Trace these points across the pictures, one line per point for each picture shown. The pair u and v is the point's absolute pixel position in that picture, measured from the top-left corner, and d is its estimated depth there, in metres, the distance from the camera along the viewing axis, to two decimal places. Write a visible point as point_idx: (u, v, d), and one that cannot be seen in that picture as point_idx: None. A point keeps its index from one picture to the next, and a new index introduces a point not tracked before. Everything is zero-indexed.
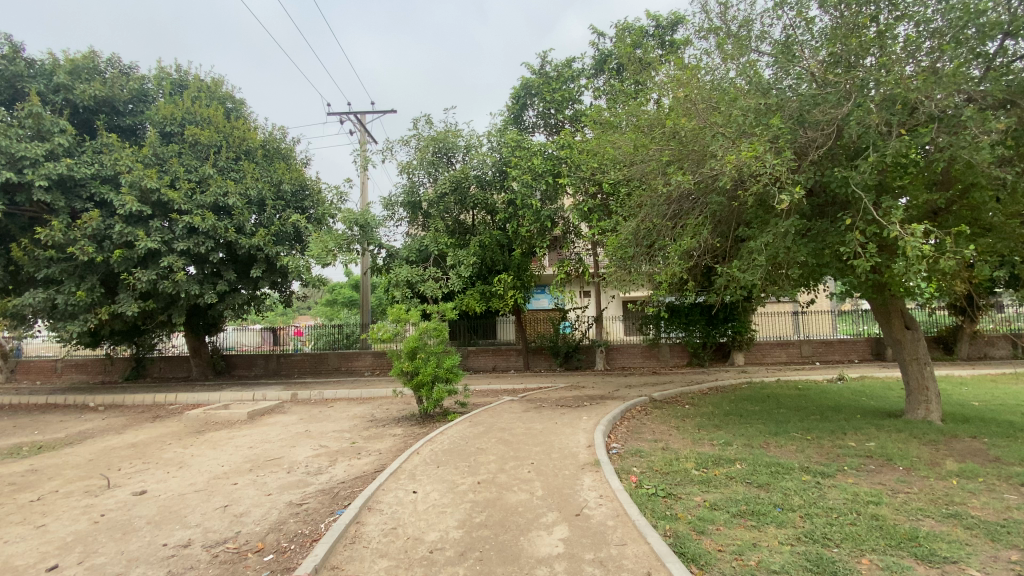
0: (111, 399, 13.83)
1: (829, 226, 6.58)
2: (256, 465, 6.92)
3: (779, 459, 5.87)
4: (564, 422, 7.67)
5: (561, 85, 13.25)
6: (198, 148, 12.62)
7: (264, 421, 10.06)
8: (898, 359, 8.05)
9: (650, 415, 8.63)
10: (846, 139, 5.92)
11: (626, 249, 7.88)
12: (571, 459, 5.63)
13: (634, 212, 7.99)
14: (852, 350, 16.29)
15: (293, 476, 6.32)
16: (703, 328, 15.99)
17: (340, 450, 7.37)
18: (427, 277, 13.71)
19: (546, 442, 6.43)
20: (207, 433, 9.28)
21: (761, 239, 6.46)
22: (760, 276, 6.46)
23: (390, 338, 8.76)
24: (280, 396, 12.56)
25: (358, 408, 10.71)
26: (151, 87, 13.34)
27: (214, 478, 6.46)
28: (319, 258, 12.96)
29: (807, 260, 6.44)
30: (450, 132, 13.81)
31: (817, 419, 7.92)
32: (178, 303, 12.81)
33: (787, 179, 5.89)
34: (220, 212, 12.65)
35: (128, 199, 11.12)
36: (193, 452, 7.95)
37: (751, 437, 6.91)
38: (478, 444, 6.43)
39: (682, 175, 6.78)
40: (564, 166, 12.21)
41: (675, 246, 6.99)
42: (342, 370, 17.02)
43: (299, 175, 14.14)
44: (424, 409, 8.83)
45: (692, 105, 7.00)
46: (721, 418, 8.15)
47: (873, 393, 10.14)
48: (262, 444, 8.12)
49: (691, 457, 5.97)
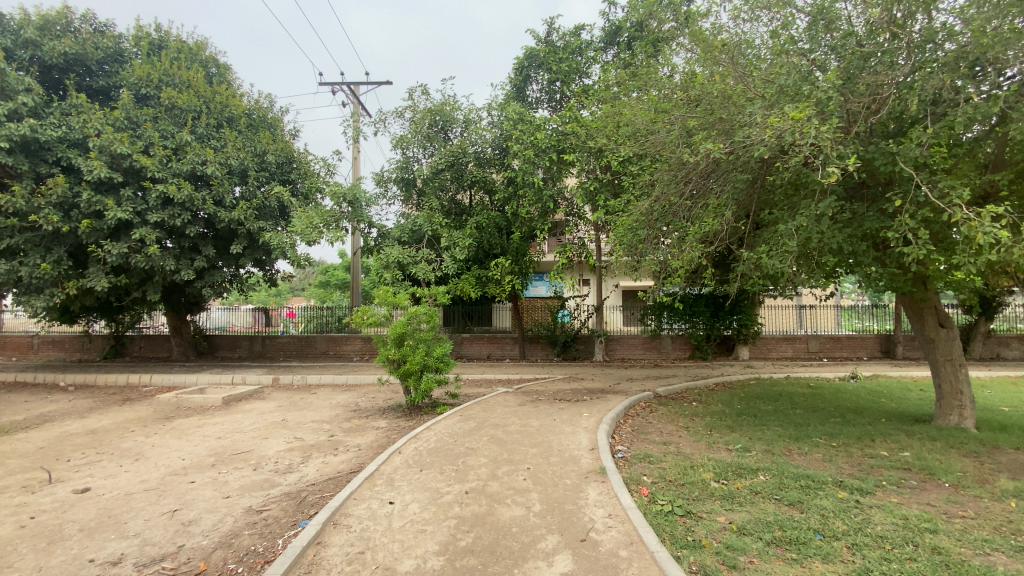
0: (81, 379, 13.05)
1: (867, 211, 5.93)
2: (220, 460, 6.20)
3: (807, 470, 5.20)
4: (562, 420, 6.96)
5: (569, 56, 12.43)
6: (175, 113, 11.75)
7: (240, 408, 9.34)
8: (929, 359, 7.37)
9: (655, 412, 7.96)
10: (904, 106, 5.25)
11: (637, 232, 7.09)
12: (573, 466, 4.92)
13: (648, 190, 7.23)
14: (861, 346, 15.67)
15: (259, 475, 5.60)
16: (708, 320, 15.27)
17: (316, 445, 6.66)
18: (420, 259, 12.89)
19: (545, 442, 5.73)
20: (176, 420, 8.54)
21: (792, 222, 5.79)
22: (790, 264, 5.74)
23: (377, 323, 8.01)
24: (260, 381, 11.83)
25: (342, 397, 9.98)
26: (128, 46, 12.42)
27: (168, 475, 5.74)
28: (303, 235, 12.15)
29: (843, 247, 5.78)
30: (448, 104, 12.98)
31: (839, 422, 7.25)
32: (152, 279, 11.97)
33: (834, 151, 5.13)
34: (198, 181, 11.77)
35: (96, 164, 10.27)
36: (156, 441, 7.24)
37: (770, 442, 6.24)
38: (467, 443, 5.73)
39: (703, 147, 6.06)
40: (570, 142, 11.36)
41: (693, 228, 6.28)
42: (330, 355, 16.30)
43: (286, 146, 13.28)
44: (410, 400, 8.06)
45: (721, 73, 6.29)
46: (733, 418, 7.48)
47: (893, 395, 9.50)
48: (232, 434, 7.39)
49: (709, 465, 5.29)
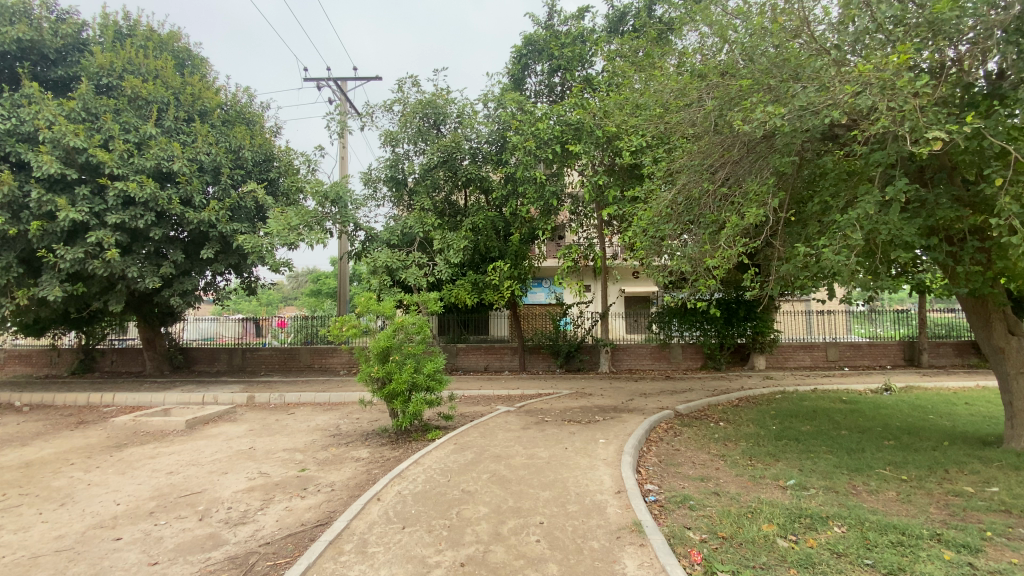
0: (39, 398, 11.84)
1: (939, 198, 5.11)
2: (162, 505, 5.09)
3: (890, 518, 4.16)
4: (576, 449, 5.87)
5: (571, 41, 11.44)
6: (139, 105, 10.67)
7: (204, 432, 8.19)
8: (997, 371, 6.33)
9: (680, 435, 6.93)
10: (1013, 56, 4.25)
11: (660, 226, 5.99)
12: (599, 519, 3.85)
13: (674, 178, 6.20)
14: (883, 354, 14.71)
15: (203, 528, 4.49)
16: (721, 327, 14.22)
17: (282, 483, 5.55)
18: (411, 263, 11.80)
19: (559, 483, 4.66)
20: (128, 449, 7.41)
21: (854, 210, 4.82)
22: (855, 260, 4.73)
23: (359, 335, 6.97)
24: (234, 400, 10.66)
25: (321, 418, 8.86)
26: (91, 35, 11.38)
27: (91, 529, 4.62)
28: (281, 237, 11.06)
29: (915, 240, 4.83)
30: (441, 95, 11.97)
31: (898, 447, 6.24)
32: (115, 288, 10.84)
33: (922, 117, 4.12)
34: (164, 180, 10.65)
35: (46, 159, 9.19)
36: (94, 478, 6.11)
37: (827, 475, 5.21)
38: (463, 486, 4.64)
39: (748, 122, 5.13)
40: (576, 132, 10.24)
41: (732, 220, 5.23)
42: (315, 368, 15.17)
43: (264, 143, 12.23)
44: (396, 425, 6.92)
45: (764, 35, 5.31)
46: (773, 442, 6.43)
47: (940, 410, 8.49)
48: (186, 469, 6.27)
49: (766, 510, 4.25)
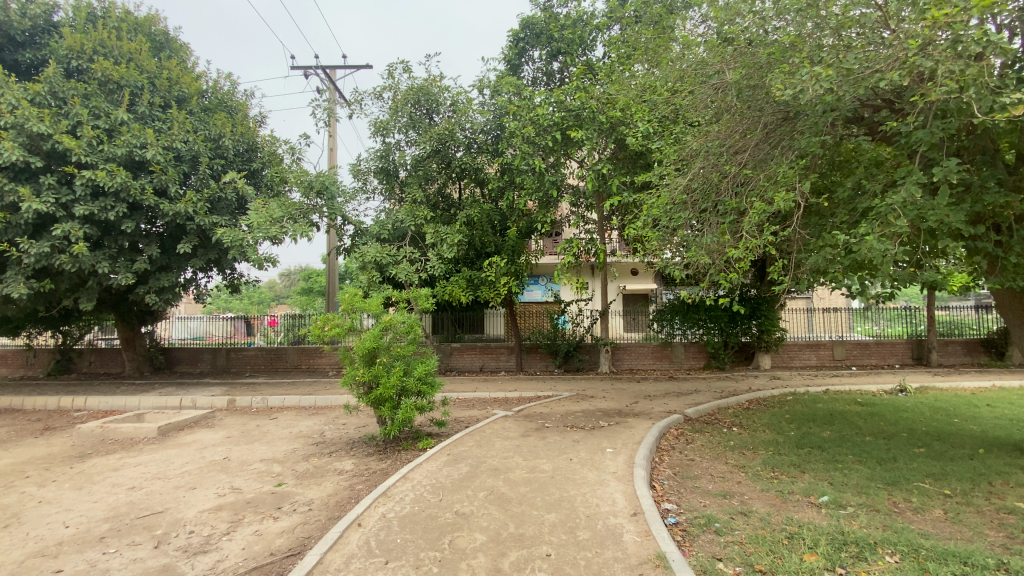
0: (7, 402, 11.15)
1: (986, 181, 4.58)
2: (115, 529, 4.49)
3: (946, 544, 3.63)
4: (582, 460, 5.31)
5: (571, 24, 10.90)
6: (111, 89, 10.00)
7: (178, 440, 7.58)
8: None
9: (693, 442, 6.38)
10: None
11: (677, 214, 5.37)
12: (616, 551, 3.29)
13: (690, 161, 5.63)
14: (890, 353, 14.26)
15: (157, 558, 3.89)
16: (725, 326, 13.73)
17: (254, 501, 4.96)
18: (401, 258, 11.19)
19: (566, 503, 4.11)
20: (91, 459, 6.79)
21: (896, 194, 4.29)
22: (899, 248, 4.17)
23: (343, 335, 6.39)
24: (213, 404, 10.03)
25: (305, 424, 8.26)
26: (61, 17, 10.67)
27: (30, 559, 4.01)
28: (262, 229, 10.39)
29: (965, 227, 4.29)
30: (433, 81, 11.37)
31: (931, 456, 5.71)
32: (85, 285, 10.17)
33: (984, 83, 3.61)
34: (138, 169, 10.00)
35: (6, 145, 8.53)
36: (47, 495, 5.49)
37: (862, 490, 4.67)
38: (458, 506, 4.08)
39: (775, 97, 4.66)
40: (576, 118, 9.47)
41: (759, 205, 4.67)
42: (303, 369, 14.53)
43: (246, 132, 11.58)
44: (384, 432, 6.34)
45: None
46: (795, 451, 5.90)
47: (965, 412, 7.99)
48: (151, 483, 5.66)
49: (804, 535, 3.70)
